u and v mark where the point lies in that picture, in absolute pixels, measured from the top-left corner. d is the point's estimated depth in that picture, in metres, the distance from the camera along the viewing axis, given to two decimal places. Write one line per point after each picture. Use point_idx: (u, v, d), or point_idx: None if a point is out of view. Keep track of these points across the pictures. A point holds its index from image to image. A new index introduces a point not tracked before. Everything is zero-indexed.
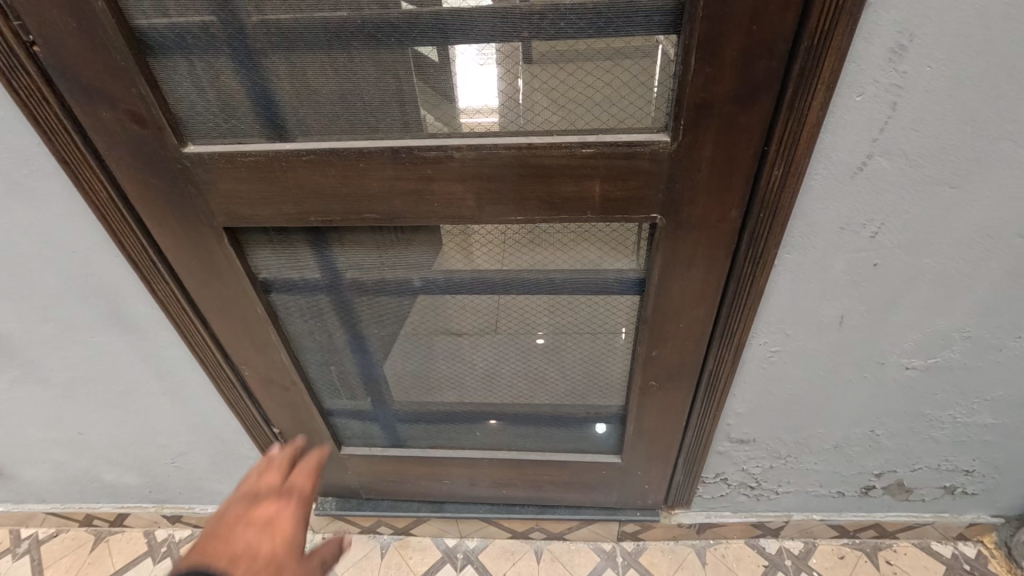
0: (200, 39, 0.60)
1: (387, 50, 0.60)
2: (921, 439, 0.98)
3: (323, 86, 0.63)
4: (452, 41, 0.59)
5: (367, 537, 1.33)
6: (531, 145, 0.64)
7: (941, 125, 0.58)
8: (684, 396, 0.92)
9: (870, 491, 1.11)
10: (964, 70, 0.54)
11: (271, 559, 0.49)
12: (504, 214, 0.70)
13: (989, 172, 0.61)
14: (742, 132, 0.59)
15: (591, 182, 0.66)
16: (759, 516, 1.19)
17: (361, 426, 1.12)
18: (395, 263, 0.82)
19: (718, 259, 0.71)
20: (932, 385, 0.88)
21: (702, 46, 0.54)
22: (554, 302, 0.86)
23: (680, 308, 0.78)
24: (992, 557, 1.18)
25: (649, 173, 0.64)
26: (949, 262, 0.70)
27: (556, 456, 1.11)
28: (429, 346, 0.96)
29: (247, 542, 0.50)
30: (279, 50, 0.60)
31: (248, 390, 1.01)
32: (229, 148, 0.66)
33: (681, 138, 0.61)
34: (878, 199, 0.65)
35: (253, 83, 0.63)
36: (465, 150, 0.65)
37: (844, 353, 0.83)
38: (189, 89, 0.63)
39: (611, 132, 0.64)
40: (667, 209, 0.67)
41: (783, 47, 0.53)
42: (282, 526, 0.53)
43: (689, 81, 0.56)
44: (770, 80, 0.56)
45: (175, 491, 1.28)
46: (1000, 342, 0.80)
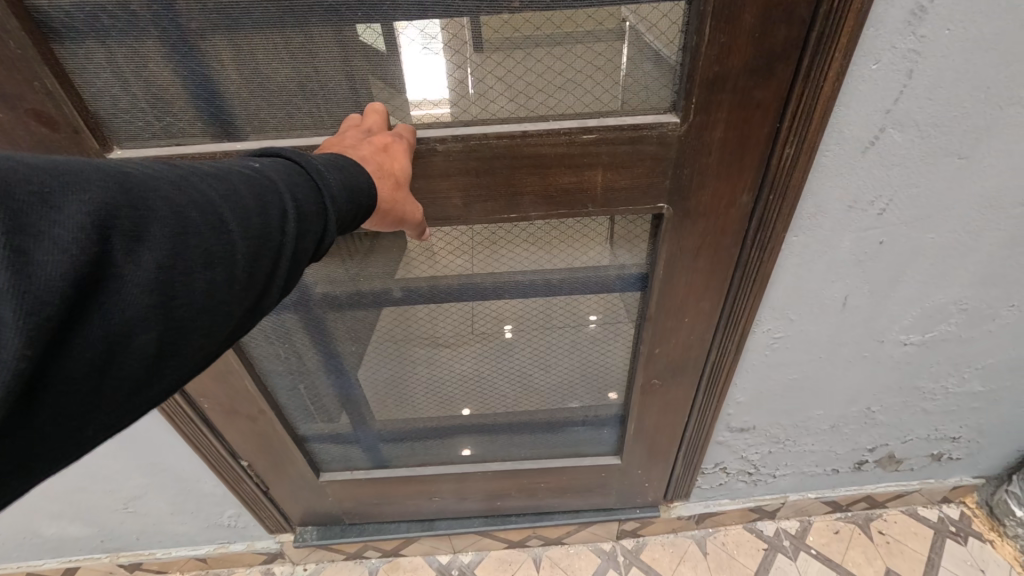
0: (118, 18, 0.49)
1: (352, 25, 0.51)
2: (914, 411, 0.98)
3: (277, 73, 0.54)
4: (427, 13, 0.50)
5: (352, 564, 1.25)
6: (524, 134, 0.57)
7: (956, 93, 0.55)
8: (687, 390, 0.88)
9: (862, 466, 1.11)
10: (983, 33, 0.51)
11: (392, 173, 0.49)
12: (495, 212, 0.63)
13: (1001, 138, 0.59)
14: (757, 109, 0.55)
15: (592, 171, 0.60)
16: (757, 501, 1.18)
17: (341, 449, 1.04)
18: (371, 274, 0.74)
19: (725, 248, 0.67)
20: (928, 359, 0.87)
21: (717, 11, 0.48)
22: (549, 304, 0.80)
23: (685, 301, 0.74)
24: (974, 517, 1.22)
25: (655, 158, 0.59)
26: (952, 235, 0.68)
27: (552, 463, 1.05)
28: (411, 358, 0.89)
29: (370, 153, 0.48)
30: (218, 29, 0.51)
31: (209, 422, 0.91)
32: (168, 151, 0.57)
33: (691, 118, 0.55)
34: (888, 174, 0.61)
35: (188, 70, 0.53)
36: (449, 142, 0.57)
37: (845, 334, 0.81)
38: (109, 81, 0.53)
39: (612, 115, 0.57)
40: (674, 196, 0.62)
41: (804, 11, 0.48)
42: (397, 151, 0.51)
43: (701, 52, 0.51)
44: (788, 48, 0.51)
45: (131, 538, 1.15)
46: (994, 312, 0.80)
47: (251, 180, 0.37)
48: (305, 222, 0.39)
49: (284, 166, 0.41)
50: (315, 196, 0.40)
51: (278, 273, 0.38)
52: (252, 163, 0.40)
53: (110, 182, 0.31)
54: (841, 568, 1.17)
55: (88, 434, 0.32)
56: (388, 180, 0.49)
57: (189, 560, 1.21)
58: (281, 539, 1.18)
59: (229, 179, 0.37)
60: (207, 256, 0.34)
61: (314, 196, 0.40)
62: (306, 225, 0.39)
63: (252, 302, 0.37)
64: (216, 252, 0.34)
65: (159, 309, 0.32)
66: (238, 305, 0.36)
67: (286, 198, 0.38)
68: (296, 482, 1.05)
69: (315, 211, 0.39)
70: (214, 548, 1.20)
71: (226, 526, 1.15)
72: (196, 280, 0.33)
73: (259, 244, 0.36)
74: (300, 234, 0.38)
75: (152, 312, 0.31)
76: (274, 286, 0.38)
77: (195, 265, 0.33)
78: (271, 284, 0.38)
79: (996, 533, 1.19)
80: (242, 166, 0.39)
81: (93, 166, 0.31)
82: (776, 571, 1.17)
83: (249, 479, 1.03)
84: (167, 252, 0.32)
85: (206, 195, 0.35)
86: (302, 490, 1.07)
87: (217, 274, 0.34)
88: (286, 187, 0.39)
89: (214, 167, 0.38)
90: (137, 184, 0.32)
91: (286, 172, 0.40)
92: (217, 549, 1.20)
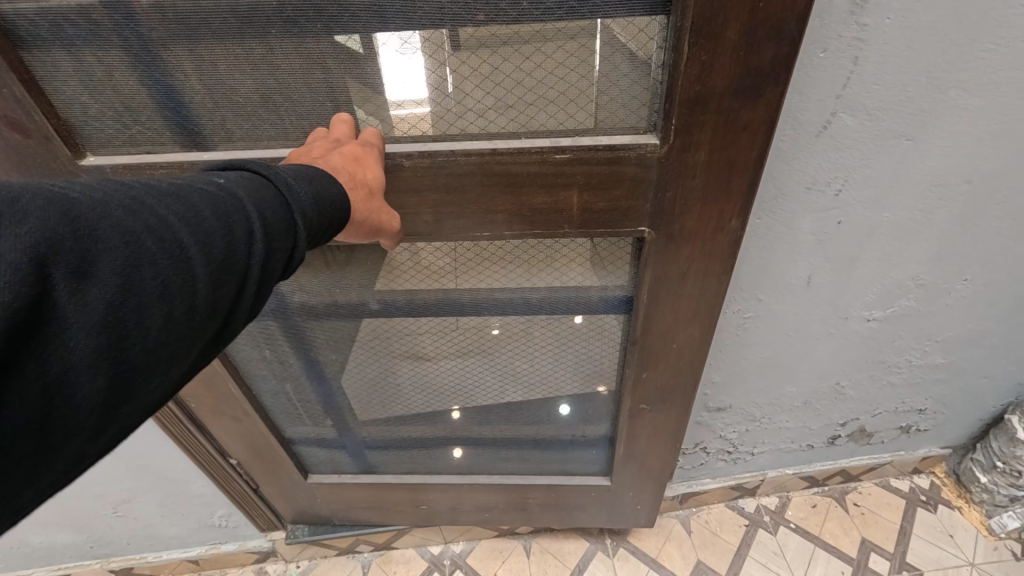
0: (81, 27, 0.50)
1: (311, 36, 0.51)
2: (882, 384, 1.02)
3: (242, 83, 0.54)
4: (388, 25, 0.51)
5: (345, 559, 1.26)
6: (494, 151, 0.58)
7: (900, 78, 0.58)
8: (675, 419, 0.92)
9: (836, 440, 1.16)
10: (921, 20, 0.54)
11: (364, 182, 0.51)
12: (467, 229, 0.66)
13: (943, 119, 0.62)
14: (744, 131, 0.55)
15: (567, 192, 0.61)
16: (737, 478, 1.23)
17: (327, 453, 1.05)
18: (348, 285, 0.76)
19: (710, 274, 0.69)
20: (891, 334, 0.91)
21: (695, 27, 0.47)
22: (531, 323, 0.82)
23: (675, 327, 0.76)
24: (944, 485, 1.27)
25: (633, 179, 0.60)
26: (906, 213, 0.72)
27: (541, 480, 1.09)
28: (393, 370, 0.91)
29: (341, 162, 0.49)
30: (179, 39, 0.51)
31: (197, 421, 0.92)
32: (138, 158, 0.58)
33: (672, 139, 0.56)
34: (842, 156, 0.65)
35: (153, 79, 0.54)
36: (416, 158, 0.58)
37: (811, 312, 0.85)
38: (78, 89, 0.54)
39: (588, 133, 0.58)
40: (656, 221, 0.64)
41: (793, 27, 0.48)
42: (368, 160, 0.52)
43: (680, 70, 0.50)
44: (776, 66, 0.50)
45: (121, 543, 1.15)
46: (950, 286, 0.84)
47: (214, 198, 0.36)
48: (273, 240, 0.38)
49: (251, 179, 0.40)
50: (285, 211, 0.40)
51: (244, 296, 0.38)
52: (216, 178, 0.39)
53: (53, 211, 0.29)
54: (819, 539, 1.21)
55: (32, 490, 0.30)
56: (360, 189, 0.50)
57: (181, 563, 1.22)
58: (273, 537, 1.20)
59: (190, 199, 0.36)
60: (164, 288, 0.33)
61: (283, 211, 0.40)
62: (274, 243, 0.38)
63: (211, 329, 0.37)
64: (175, 282, 0.33)
65: (108, 349, 0.30)
66: (200, 335, 0.36)
67: (252, 218, 0.37)
68: (284, 482, 1.07)
69: (284, 227, 0.39)
70: (206, 549, 1.21)
71: (217, 526, 1.16)
72: (151, 313, 0.32)
73: (222, 271, 0.35)
74: (265, 255, 0.38)
75: (101, 354, 0.30)
76: (239, 309, 0.38)
77: (150, 299, 0.32)
78: (232, 311, 0.38)
79: (963, 500, 1.24)
80: (201, 181, 0.38)
81: (32, 193, 0.29)
82: (757, 546, 1.21)
83: (240, 477, 1.05)
84: (118, 288, 0.31)
85: (163, 219, 0.34)
86: (290, 489, 1.09)
87: (176, 305, 0.33)
88: (253, 204, 0.38)
89: (172, 185, 0.36)
90: (82, 213, 0.31)
91: (254, 187, 0.39)
92: (210, 550, 1.21)
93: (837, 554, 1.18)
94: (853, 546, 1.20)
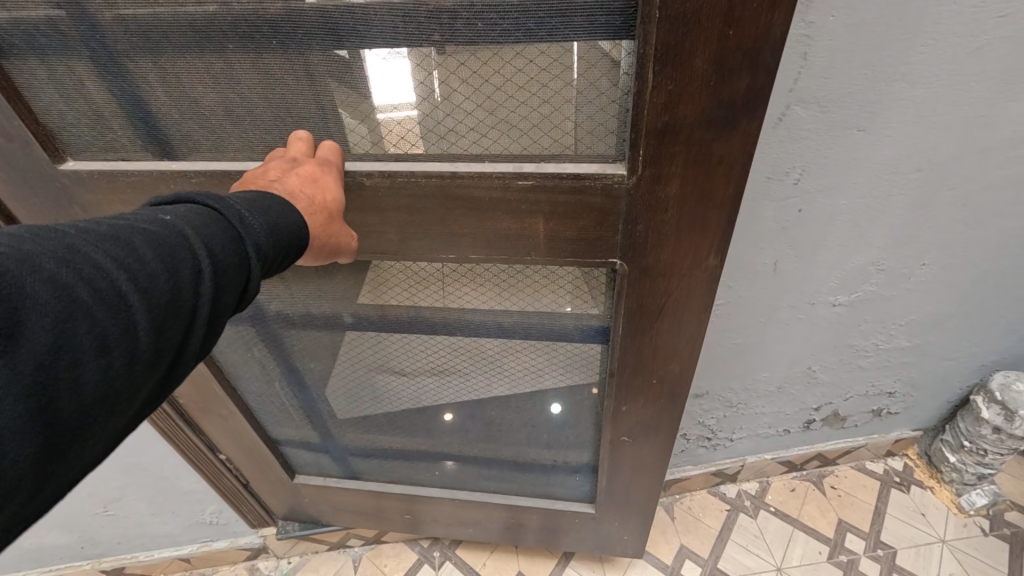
0: (51, 38, 0.51)
1: (269, 53, 0.51)
2: (852, 368, 1.06)
3: (204, 96, 0.54)
4: (342, 44, 0.49)
5: (336, 553, 1.29)
6: (454, 175, 0.56)
7: (847, 72, 0.62)
8: (659, 451, 0.89)
9: (811, 424, 1.20)
10: (864, 16, 0.57)
11: (324, 206, 0.51)
12: (432, 251, 0.65)
13: (890, 111, 0.66)
14: (720, 164, 0.53)
15: (533, 218, 0.60)
16: (718, 464, 1.27)
17: (312, 456, 1.07)
18: (321, 298, 0.76)
19: (689, 309, 0.67)
20: (856, 319, 0.96)
21: (661, 54, 0.45)
22: (510, 346, 0.80)
23: (654, 362, 0.74)
24: (916, 467, 1.32)
25: (602, 210, 0.58)
26: (863, 201, 0.76)
27: (522, 502, 1.08)
28: (371, 382, 0.91)
29: (299, 186, 0.49)
30: (143, 51, 0.51)
31: (186, 417, 0.94)
32: (113, 165, 0.59)
33: (641, 170, 0.53)
34: (798, 146, 0.69)
35: (123, 89, 0.55)
36: (376, 177, 0.58)
37: (779, 298, 0.89)
38: (54, 96, 0.55)
39: (554, 159, 0.56)
40: (628, 254, 0.61)
41: (768, 57, 0.46)
42: (326, 181, 0.52)
43: (646, 99, 0.48)
44: (749, 99, 0.48)
45: (111, 542, 1.16)
46: (909, 271, 0.88)
47: (157, 240, 0.36)
48: (222, 277, 0.38)
49: (200, 213, 0.39)
50: (236, 245, 0.39)
51: (190, 336, 0.38)
52: (161, 215, 0.38)
53: None
54: (797, 521, 1.25)
55: None
56: (320, 213, 0.50)
57: (173, 561, 1.23)
58: (264, 533, 1.22)
59: (132, 243, 0.35)
60: (101, 340, 0.32)
61: (234, 245, 0.39)
62: (223, 280, 0.38)
63: (154, 374, 0.36)
64: (115, 334, 0.33)
65: (41, 409, 0.30)
66: (145, 381, 0.35)
67: (200, 257, 0.37)
68: (271, 480, 1.09)
69: (235, 262, 0.39)
70: (197, 547, 1.23)
71: (208, 523, 1.18)
72: (88, 369, 0.32)
73: (165, 315, 0.35)
74: (213, 294, 0.38)
75: (34, 415, 0.29)
76: (188, 348, 0.38)
77: (86, 354, 0.31)
78: (178, 352, 0.38)
79: (934, 480, 1.28)
80: (144, 219, 0.37)
81: None
82: (738, 529, 1.25)
83: (228, 473, 1.06)
84: (48, 347, 0.30)
85: (101, 268, 0.33)
86: (279, 488, 1.11)
87: (114, 357, 0.33)
88: (202, 241, 0.37)
89: (111, 227, 0.36)
90: (11, 269, 0.30)
91: (205, 222, 0.39)
92: (201, 548, 1.23)
93: (815, 535, 1.22)
94: (830, 526, 1.23)
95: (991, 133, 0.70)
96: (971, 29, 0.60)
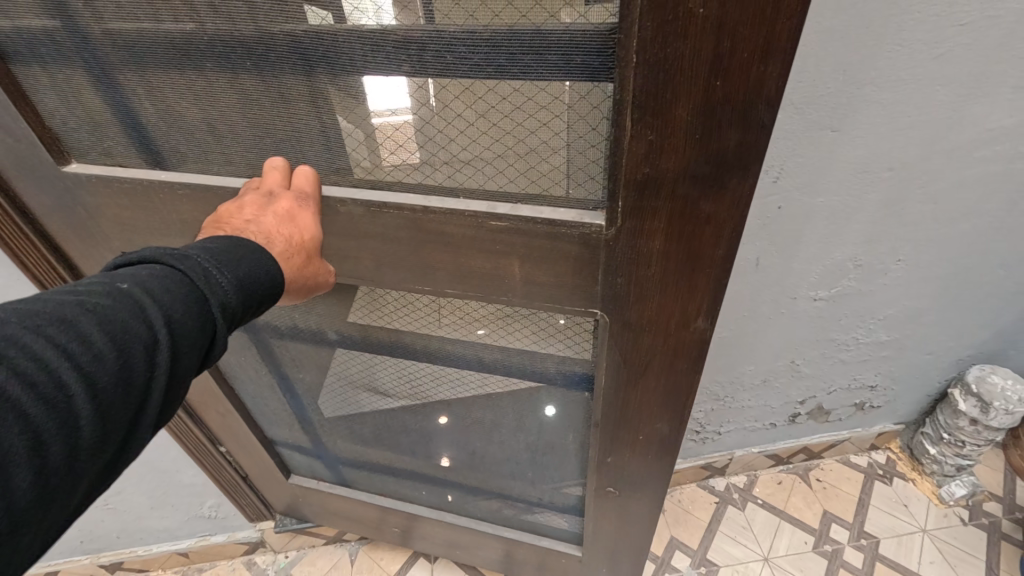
0: (49, 47, 0.53)
1: (245, 74, 0.51)
2: (833, 362, 1.10)
3: (187, 112, 0.55)
4: (314, 71, 0.49)
5: (333, 547, 1.31)
6: (426, 210, 0.55)
7: (819, 77, 0.66)
8: (646, 505, 0.87)
9: (796, 419, 1.24)
10: (833, 25, 0.62)
11: (301, 246, 0.51)
12: (407, 281, 0.64)
13: (860, 113, 0.70)
14: (708, 224, 0.49)
15: (507, 259, 0.57)
16: (706, 458, 1.31)
17: (307, 459, 1.10)
18: (307, 316, 0.78)
19: (677, 370, 0.64)
20: (837, 313, 0.99)
21: (640, 101, 0.42)
22: (488, 381, 0.81)
23: (641, 418, 0.72)
24: (899, 459, 1.36)
25: (579, 258, 0.55)
26: (839, 199, 0.80)
27: (510, 533, 1.09)
28: (356, 397, 0.93)
29: (275, 228, 0.49)
30: (129, 64, 0.53)
31: (190, 412, 0.96)
32: (110, 170, 0.62)
33: (621, 222, 0.50)
34: (773, 146, 0.73)
35: (114, 99, 0.56)
36: (349, 204, 0.56)
37: (761, 293, 0.94)
38: (57, 102, 0.57)
39: (534, 201, 0.53)
40: (609, 305, 0.58)
41: (762, 113, 0.41)
42: (304, 217, 0.52)
43: (625, 148, 0.45)
44: (741, 156, 0.44)
45: (110, 536, 1.18)
46: (885, 267, 0.92)
47: (104, 318, 0.35)
48: (179, 344, 0.38)
49: (160, 276, 0.39)
50: (198, 306, 0.39)
51: (147, 408, 0.37)
52: (117, 283, 0.37)
53: None
54: (784, 513, 1.28)
55: None
56: (297, 254, 0.50)
57: (171, 555, 1.25)
58: (262, 527, 1.24)
59: (77, 325, 0.34)
60: (44, 432, 0.31)
61: (196, 307, 0.39)
62: (181, 346, 0.38)
63: (109, 452, 0.35)
64: (52, 427, 0.32)
65: None
66: (91, 468, 0.34)
67: (155, 326, 0.36)
68: (266, 475, 1.11)
69: (197, 324, 0.39)
70: (195, 541, 1.24)
71: (206, 518, 1.20)
72: (20, 470, 0.30)
73: (118, 392, 0.35)
74: (172, 360, 0.38)
75: None
76: (143, 424, 0.37)
77: (26, 448, 0.31)
78: (136, 425, 0.37)
79: (916, 472, 1.32)
80: (98, 291, 0.36)
81: None
82: (727, 521, 1.28)
83: (228, 466, 1.09)
84: None
85: (42, 355, 0.32)
86: (277, 485, 1.14)
87: (58, 446, 0.32)
88: (159, 309, 0.37)
89: (56, 306, 0.35)
90: None
91: (164, 286, 0.38)
92: (199, 542, 1.25)
93: (801, 526, 1.26)
94: (816, 518, 1.27)
95: (955, 135, 0.75)
96: (934, 38, 0.64)
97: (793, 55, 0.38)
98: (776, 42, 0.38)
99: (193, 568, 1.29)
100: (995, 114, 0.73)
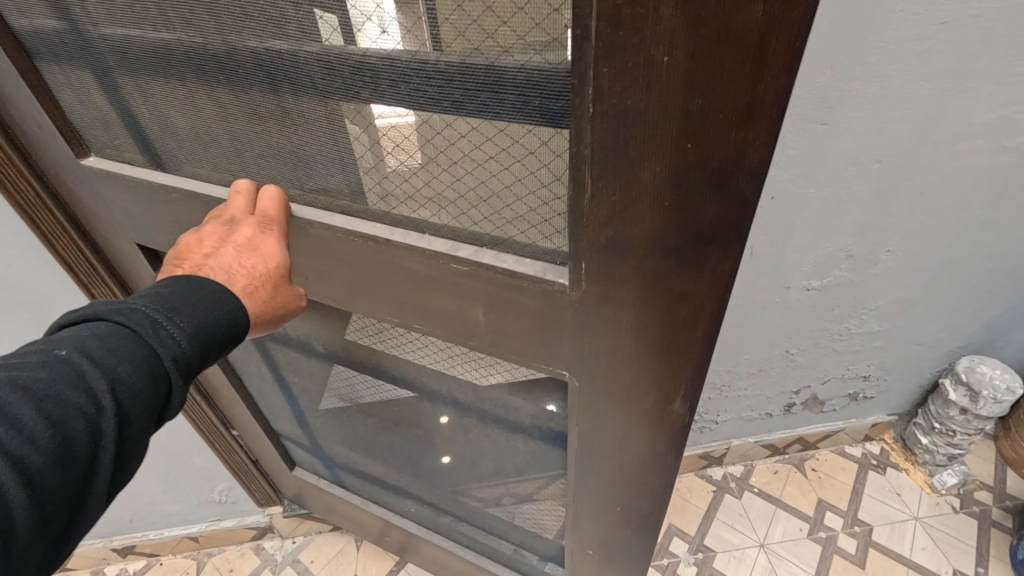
0: (62, 47, 0.56)
1: (219, 89, 0.53)
2: (828, 351, 1.14)
3: (177, 118, 0.58)
4: (279, 91, 0.50)
5: (339, 534, 1.34)
6: (390, 241, 0.54)
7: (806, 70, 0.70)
8: (627, 568, 0.85)
9: (791, 408, 1.27)
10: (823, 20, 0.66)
11: (265, 276, 0.53)
12: (379, 309, 0.64)
13: (849, 107, 0.74)
14: (684, 297, 0.46)
15: (471, 305, 0.56)
16: (705, 447, 1.34)
17: (308, 455, 1.13)
18: (299, 330, 0.82)
19: (655, 440, 0.61)
20: (829, 303, 1.03)
21: (602, 159, 0.39)
22: (464, 423, 0.86)
23: (618, 486, 0.69)
24: (892, 450, 1.39)
25: (541, 314, 0.52)
26: (830, 190, 0.84)
27: (491, 566, 1.08)
28: (345, 410, 0.97)
29: (238, 259, 0.51)
30: (124, 69, 0.55)
31: (207, 397, 1.01)
32: (117, 167, 0.64)
33: (586, 286, 0.47)
34: None
35: (118, 100, 0.59)
36: (319, 228, 0.57)
37: (756, 283, 0.97)
38: (72, 98, 0.61)
39: (500, 246, 0.50)
40: (576, 365, 0.56)
41: (744, 186, 0.38)
42: (268, 244, 0.54)
43: (586, 209, 0.42)
44: (717, 229, 0.41)
45: (123, 520, 1.21)
46: (875, 257, 0.96)
47: (41, 395, 0.37)
48: (128, 408, 0.40)
49: (107, 338, 0.41)
50: (146, 366, 0.41)
51: (94, 477, 0.39)
52: (59, 355, 0.39)
53: None
54: (779, 501, 1.32)
55: None
56: (263, 283, 0.53)
57: (182, 540, 1.28)
58: (271, 512, 1.27)
59: (10, 407, 0.35)
60: None
61: (144, 367, 0.41)
62: (131, 407, 0.40)
63: (56, 525, 0.37)
64: None
65: None
66: (33, 546, 0.36)
67: (101, 394, 0.39)
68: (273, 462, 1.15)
69: (147, 385, 0.41)
70: (206, 526, 1.28)
71: (217, 502, 1.23)
72: None
73: (59, 469, 0.36)
74: (120, 425, 0.40)
75: None
76: (92, 493, 0.39)
77: None
78: (83, 495, 0.39)
79: (909, 462, 1.35)
80: (37, 367, 0.38)
81: None
82: (724, 509, 1.31)
83: (240, 449, 1.13)
84: None
85: None
86: (284, 474, 1.18)
87: None
88: (103, 378, 0.39)
89: None
90: None
91: (111, 346, 0.41)
92: (209, 527, 1.28)
93: (796, 513, 1.29)
94: (811, 505, 1.30)
95: (940, 128, 0.78)
96: (918, 33, 0.68)
97: (776, 123, 0.35)
98: (759, 106, 0.34)
99: (203, 552, 1.32)
100: (977, 109, 0.77)
